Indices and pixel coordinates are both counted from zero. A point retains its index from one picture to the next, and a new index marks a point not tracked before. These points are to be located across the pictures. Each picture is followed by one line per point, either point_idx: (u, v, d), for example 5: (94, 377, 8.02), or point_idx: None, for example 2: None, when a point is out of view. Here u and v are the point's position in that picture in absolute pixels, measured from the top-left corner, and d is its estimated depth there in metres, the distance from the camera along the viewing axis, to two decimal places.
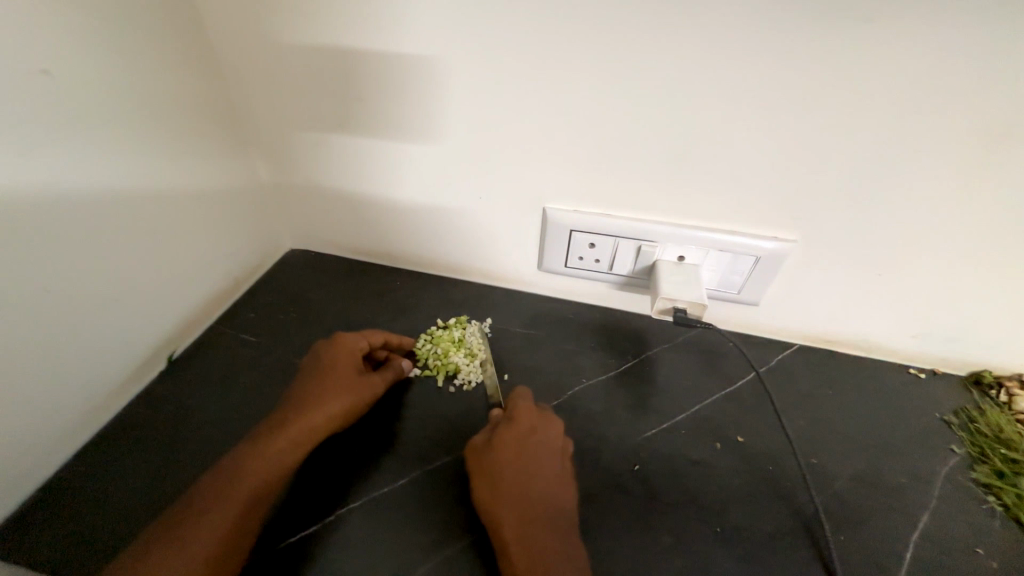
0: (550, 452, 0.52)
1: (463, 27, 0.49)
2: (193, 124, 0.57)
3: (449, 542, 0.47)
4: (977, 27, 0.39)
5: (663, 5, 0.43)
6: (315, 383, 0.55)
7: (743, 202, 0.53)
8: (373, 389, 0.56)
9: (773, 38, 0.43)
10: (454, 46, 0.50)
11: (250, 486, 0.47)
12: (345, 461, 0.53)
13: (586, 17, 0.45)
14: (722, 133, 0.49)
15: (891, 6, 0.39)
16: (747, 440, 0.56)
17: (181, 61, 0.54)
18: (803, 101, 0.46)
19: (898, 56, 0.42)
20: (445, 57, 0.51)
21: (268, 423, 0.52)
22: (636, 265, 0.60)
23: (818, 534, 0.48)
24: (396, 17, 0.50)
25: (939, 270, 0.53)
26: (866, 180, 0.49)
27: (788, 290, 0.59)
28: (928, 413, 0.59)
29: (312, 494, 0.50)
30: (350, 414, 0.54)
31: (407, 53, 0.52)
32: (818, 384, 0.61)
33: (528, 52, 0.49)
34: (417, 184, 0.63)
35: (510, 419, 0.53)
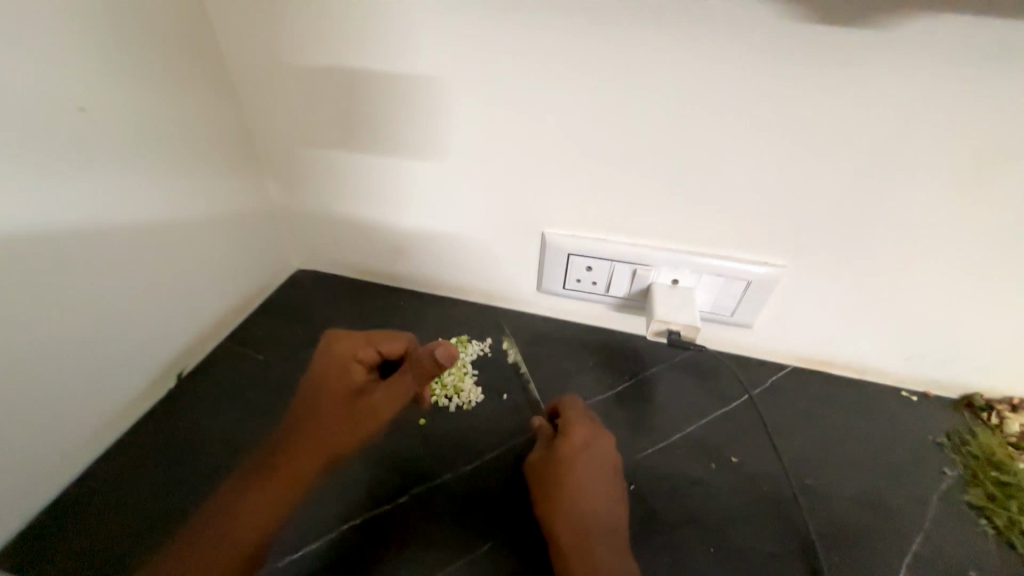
0: (604, 467, 0.53)
1: (470, 62, 0.52)
2: (210, 149, 0.60)
3: (449, 560, 0.48)
4: (947, 67, 0.42)
5: (655, 45, 0.46)
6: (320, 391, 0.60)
7: (733, 228, 0.56)
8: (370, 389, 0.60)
9: (757, 76, 0.46)
10: (460, 79, 0.53)
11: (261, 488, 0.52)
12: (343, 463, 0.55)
13: (584, 55, 0.49)
14: (711, 163, 0.52)
15: (866, 48, 0.43)
16: (743, 461, 0.56)
17: (202, 92, 0.58)
18: (787, 134, 0.48)
19: (875, 91, 0.44)
20: (450, 89, 0.54)
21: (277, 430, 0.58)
22: (632, 288, 0.62)
23: (814, 556, 0.49)
24: (406, 50, 0.53)
25: (925, 293, 0.55)
26: (849, 208, 0.51)
27: (780, 312, 0.61)
28: (921, 435, 0.60)
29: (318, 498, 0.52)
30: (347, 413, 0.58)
31: (416, 83, 0.55)
32: (813, 405, 0.62)
33: (528, 85, 0.52)
34: (420, 207, 0.65)
35: (564, 433, 0.55)
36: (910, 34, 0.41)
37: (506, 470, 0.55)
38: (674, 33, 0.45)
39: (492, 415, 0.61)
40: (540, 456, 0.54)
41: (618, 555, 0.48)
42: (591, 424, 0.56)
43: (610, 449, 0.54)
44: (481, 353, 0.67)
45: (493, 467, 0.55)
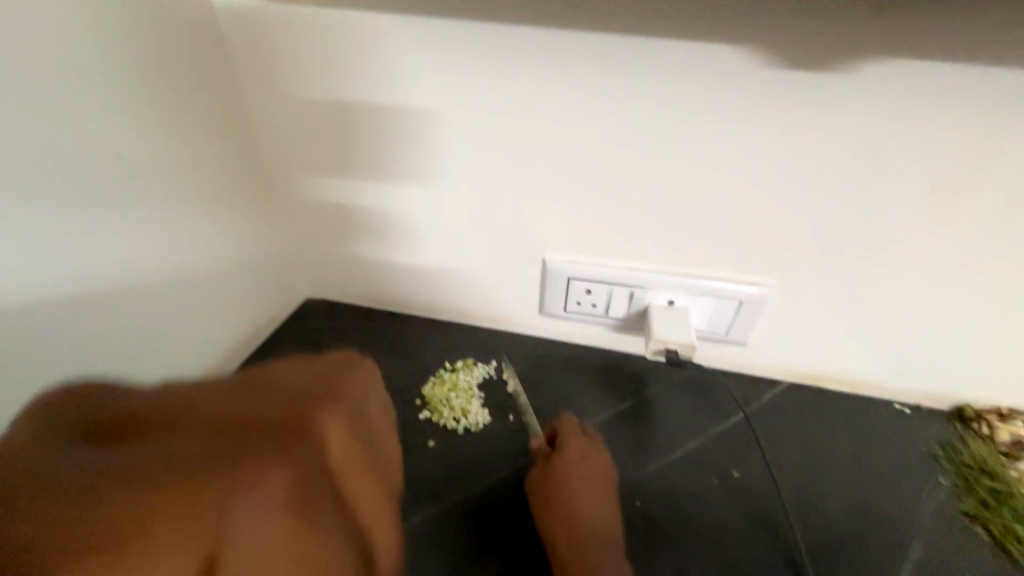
0: (598, 477, 0.55)
1: (474, 100, 0.56)
2: (226, 184, 0.63)
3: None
4: (908, 101, 0.46)
5: (644, 84, 0.51)
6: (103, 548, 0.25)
7: (723, 250, 0.59)
8: (260, 500, 0.29)
9: (738, 111, 0.50)
10: (464, 116, 0.57)
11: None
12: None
13: (579, 94, 0.53)
14: (699, 190, 0.56)
15: (834, 85, 0.47)
16: (743, 475, 0.58)
17: (222, 132, 0.62)
18: (768, 162, 0.52)
19: (845, 123, 0.49)
20: (455, 125, 0.58)
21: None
22: (630, 309, 0.65)
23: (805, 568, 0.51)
24: (414, 92, 0.57)
25: (907, 307, 0.58)
26: (830, 229, 0.55)
27: (772, 329, 0.63)
28: (915, 447, 0.62)
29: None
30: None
31: (424, 121, 0.59)
32: (810, 420, 0.64)
33: (528, 121, 0.56)
34: (426, 235, 0.68)
35: (559, 448, 0.57)
36: (871, 76, 0.46)
37: (514, 490, 0.56)
38: (661, 74, 0.50)
39: (498, 437, 0.62)
40: (538, 471, 0.56)
41: (615, 562, 0.49)
42: (587, 438, 0.59)
43: (604, 460, 0.57)
44: (487, 376, 0.69)
45: (502, 487, 0.57)
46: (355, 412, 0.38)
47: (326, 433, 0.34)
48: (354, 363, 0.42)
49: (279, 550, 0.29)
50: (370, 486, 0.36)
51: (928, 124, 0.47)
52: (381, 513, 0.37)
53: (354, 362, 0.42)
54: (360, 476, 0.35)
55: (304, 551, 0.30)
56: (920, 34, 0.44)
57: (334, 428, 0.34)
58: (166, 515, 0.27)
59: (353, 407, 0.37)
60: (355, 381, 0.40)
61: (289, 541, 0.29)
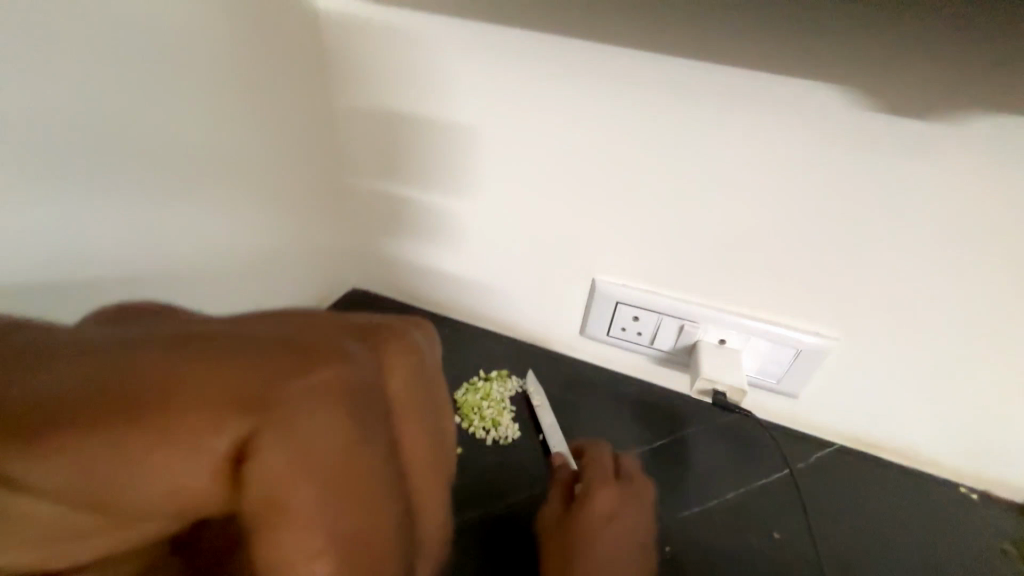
0: (625, 541, 0.48)
1: (553, 110, 0.55)
2: (289, 153, 0.61)
3: None
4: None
5: (737, 110, 0.49)
6: (138, 438, 0.21)
7: (787, 294, 0.56)
8: (304, 441, 0.23)
9: (833, 151, 0.47)
10: (540, 123, 0.56)
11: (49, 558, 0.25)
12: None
13: (662, 116, 0.51)
14: (774, 229, 0.53)
15: (949, 136, 0.44)
16: (784, 537, 0.54)
17: (294, 98, 0.59)
18: (855, 209, 0.49)
19: (954, 176, 0.45)
20: (528, 133, 0.57)
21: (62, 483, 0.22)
22: (677, 343, 0.62)
23: None
24: (494, 93, 0.56)
25: (994, 385, 0.53)
26: (914, 289, 0.51)
27: (831, 385, 0.59)
28: (983, 538, 0.56)
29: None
30: (249, 509, 0.22)
31: (496, 123, 0.58)
32: (861, 489, 0.59)
33: (605, 139, 0.55)
34: (475, 238, 0.67)
35: (585, 497, 0.50)
36: (985, 131, 0.43)
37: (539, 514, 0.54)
38: (755, 104, 0.48)
39: (527, 455, 0.60)
40: (556, 514, 0.51)
41: None
42: (618, 489, 0.51)
43: (636, 522, 0.49)
44: (521, 390, 0.66)
45: (525, 509, 0.55)
46: (369, 398, 0.25)
47: (389, 371, 0.27)
48: (407, 336, 0.29)
49: (333, 506, 0.23)
50: (426, 480, 0.29)
51: None
52: (432, 494, 0.29)
53: (405, 331, 0.29)
54: (415, 440, 0.28)
55: (357, 517, 0.24)
56: None
57: (397, 381, 0.28)
58: (168, 449, 0.22)
59: (369, 410, 0.25)
60: (395, 359, 0.28)
61: (341, 499, 0.23)
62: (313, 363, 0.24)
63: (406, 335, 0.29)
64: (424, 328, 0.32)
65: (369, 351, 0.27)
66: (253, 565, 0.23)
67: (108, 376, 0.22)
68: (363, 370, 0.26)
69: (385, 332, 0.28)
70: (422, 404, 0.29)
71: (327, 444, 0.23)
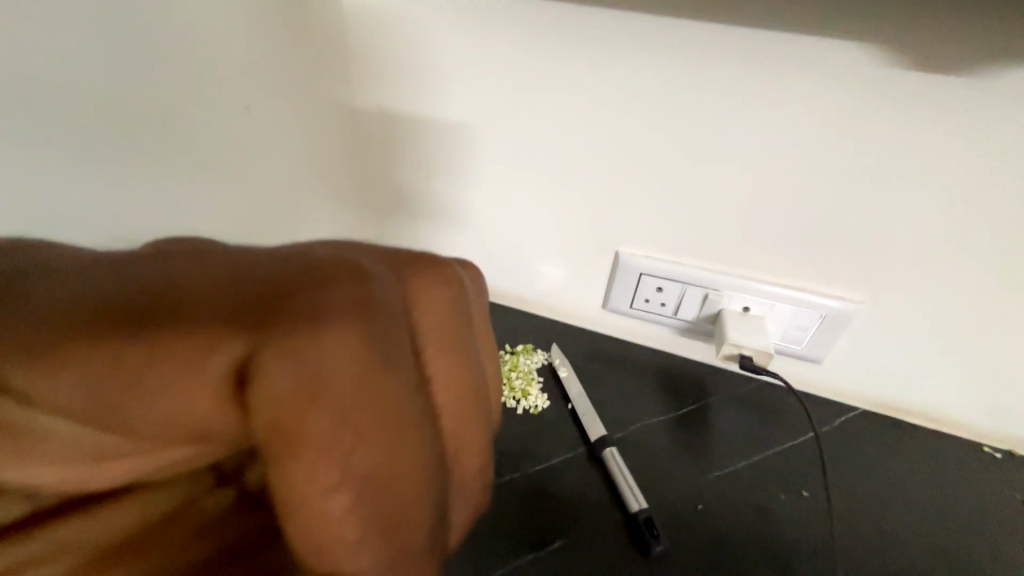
0: None
1: (574, 81, 0.55)
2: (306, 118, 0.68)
3: (524, 551, 0.49)
4: None
5: (763, 71, 0.48)
6: (161, 365, 0.28)
7: (811, 258, 0.56)
8: (315, 365, 0.28)
9: (861, 110, 0.47)
10: (563, 95, 0.56)
11: (80, 472, 0.34)
12: (348, 571, 0.30)
13: (685, 82, 0.51)
14: (799, 192, 0.53)
15: (978, 92, 0.44)
16: (815, 495, 0.55)
17: (303, 68, 0.64)
18: (881, 169, 0.49)
19: (982, 130, 0.45)
20: (550, 105, 0.57)
21: (81, 402, 0.30)
22: (701, 312, 0.63)
23: None
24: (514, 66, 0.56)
25: (1018, 343, 0.54)
26: (939, 249, 0.51)
27: (855, 349, 0.60)
28: (1009, 495, 0.57)
29: (201, 502, 0.38)
30: (271, 422, 0.28)
31: (518, 95, 0.58)
32: (887, 450, 0.60)
33: (629, 107, 0.55)
34: (497, 213, 0.68)
35: None
36: (1012, 86, 0.43)
37: (573, 477, 0.55)
38: (781, 65, 0.48)
39: (557, 422, 0.61)
40: None
41: None
42: None
43: None
44: (546, 362, 0.67)
45: (560, 471, 0.56)
46: (390, 327, 0.31)
47: (422, 307, 0.34)
48: (442, 270, 0.36)
49: (359, 420, 0.29)
50: (455, 402, 0.35)
51: None
52: (467, 410, 0.36)
53: (436, 265, 0.36)
54: (447, 361, 0.35)
55: (379, 428, 0.30)
56: None
57: (430, 313, 0.34)
58: (161, 376, 0.28)
59: (387, 334, 0.31)
60: (425, 289, 0.35)
61: (362, 415, 0.29)
62: (327, 299, 0.29)
63: (441, 271, 0.36)
64: (469, 268, 0.40)
65: (395, 278, 0.33)
66: (281, 471, 0.29)
67: (132, 318, 0.28)
68: (346, 291, 0.30)
69: (416, 260, 0.36)
70: (450, 335, 0.35)
71: (345, 368, 0.29)
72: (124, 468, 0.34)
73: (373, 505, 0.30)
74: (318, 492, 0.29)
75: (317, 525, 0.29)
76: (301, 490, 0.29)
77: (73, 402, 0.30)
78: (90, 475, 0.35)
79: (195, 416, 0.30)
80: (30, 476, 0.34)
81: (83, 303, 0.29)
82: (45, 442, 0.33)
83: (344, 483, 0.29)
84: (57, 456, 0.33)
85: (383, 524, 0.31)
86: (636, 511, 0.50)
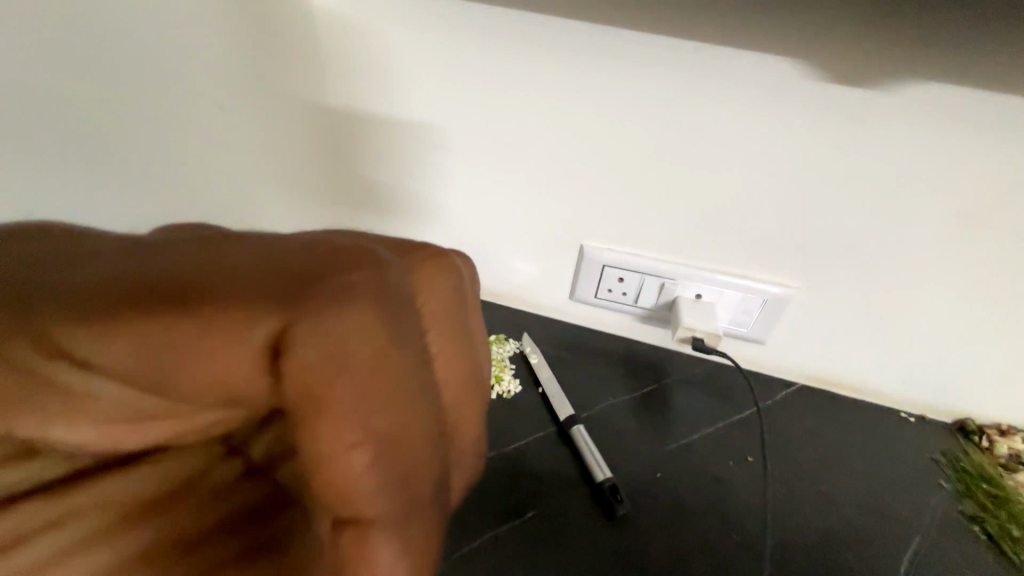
0: None
1: (538, 84, 0.59)
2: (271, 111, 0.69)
3: (499, 522, 0.53)
4: (950, 120, 0.50)
5: (705, 78, 0.54)
6: (216, 336, 0.35)
7: (752, 250, 0.63)
8: (338, 334, 0.34)
9: (790, 115, 0.54)
10: (528, 96, 0.60)
11: (120, 433, 0.43)
12: (365, 519, 0.34)
13: (639, 86, 0.56)
14: (742, 188, 0.59)
15: (883, 101, 0.51)
16: (759, 460, 0.61)
17: (263, 59, 0.64)
18: (808, 168, 0.56)
19: (889, 134, 0.52)
20: (517, 105, 0.61)
21: (126, 367, 0.37)
22: (659, 300, 0.68)
23: (803, 550, 0.54)
24: (482, 69, 0.60)
25: (924, 319, 0.62)
26: (858, 238, 0.59)
27: (792, 330, 0.67)
28: (920, 452, 0.65)
29: (214, 470, 0.47)
30: (305, 385, 0.35)
31: (487, 97, 0.61)
32: (821, 419, 0.68)
33: (588, 109, 0.59)
34: (469, 209, 0.71)
35: None
36: (909, 96, 0.50)
37: (545, 454, 0.59)
38: (720, 74, 0.53)
39: (528, 405, 0.64)
40: None
41: None
42: None
43: None
44: (518, 350, 0.71)
45: (532, 450, 0.60)
46: (401, 311, 0.38)
47: (424, 296, 0.40)
48: (439, 264, 0.42)
49: (371, 379, 0.35)
50: (452, 378, 0.41)
51: (971, 142, 0.51)
52: (463, 386, 0.41)
53: (436, 261, 0.42)
54: (444, 342, 0.40)
55: (392, 389, 0.35)
56: (957, 66, 0.48)
57: (432, 302, 0.40)
58: (211, 340, 0.36)
59: (397, 318, 0.37)
60: (428, 279, 0.41)
61: (378, 379, 0.35)
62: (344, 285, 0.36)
63: (437, 265, 0.42)
64: (465, 260, 0.47)
65: (403, 266, 0.40)
66: (314, 428, 0.34)
67: (188, 302, 0.35)
68: (367, 275, 0.37)
69: (419, 251, 0.42)
70: (450, 321, 0.41)
71: (363, 340, 0.35)
72: (156, 432, 0.43)
73: (390, 457, 0.35)
74: (338, 441, 0.34)
75: (341, 474, 0.34)
76: (327, 444, 0.34)
77: (109, 364, 0.38)
78: (127, 437, 0.43)
79: (239, 381, 0.37)
80: (70, 439, 0.42)
81: (112, 280, 0.37)
82: (92, 405, 0.40)
83: (364, 437, 0.34)
84: (101, 418, 0.41)
85: (399, 476, 0.35)
86: (601, 481, 0.55)
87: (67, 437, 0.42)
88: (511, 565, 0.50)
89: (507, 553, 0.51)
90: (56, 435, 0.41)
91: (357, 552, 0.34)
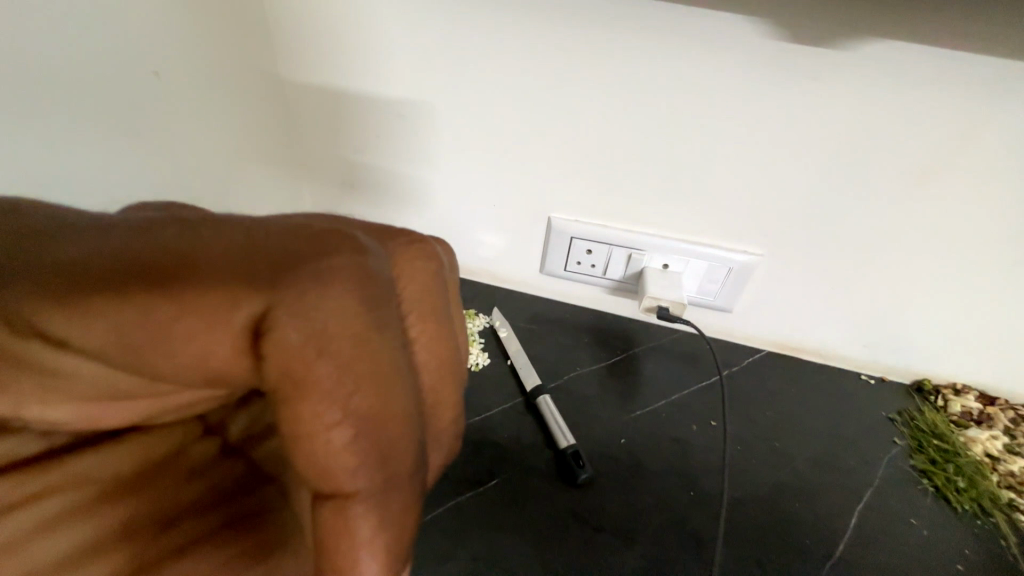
0: None
1: (501, 51, 0.57)
2: (251, 78, 0.64)
3: (462, 490, 0.54)
4: (912, 82, 0.50)
5: (669, 43, 0.53)
6: (167, 303, 0.27)
7: (717, 219, 0.63)
8: (311, 307, 0.27)
9: (754, 79, 0.53)
10: (492, 65, 0.59)
11: (105, 410, 0.35)
12: (346, 492, 0.29)
13: (604, 51, 0.55)
14: (706, 158, 0.59)
15: (846, 63, 0.50)
16: (722, 424, 0.63)
17: (240, 26, 0.61)
18: (771, 132, 0.55)
19: (850, 95, 0.52)
20: (481, 72, 0.59)
21: (89, 338, 0.29)
22: (627, 271, 0.69)
23: (760, 506, 0.56)
24: (445, 36, 0.58)
25: (885, 283, 0.63)
26: (821, 202, 0.59)
27: (757, 297, 0.68)
28: (877, 412, 0.68)
29: (189, 450, 0.41)
30: (278, 365, 0.28)
31: (450, 65, 0.60)
32: (783, 383, 0.69)
33: (551, 75, 0.57)
34: (437, 181, 0.70)
35: None
36: (870, 58, 0.49)
37: (511, 424, 0.60)
38: (684, 37, 0.52)
39: (496, 378, 0.65)
40: None
41: None
42: None
43: None
44: (488, 324, 0.71)
45: (499, 420, 0.60)
46: (384, 289, 0.30)
47: (403, 274, 0.33)
48: (423, 244, 0.34)
49: (351, 357, 0.28)
50: (434, 361, 0.34)
51: (935, 104, 0.50)
52: (450, 375, 0.35)
53: (420, 240, 0.34)
54: (426, 324, 0.33)
55: (377, 369, 0.29)
56: (922, 27, 0.47)
57: (411, 284, 0.33)
58: (154, 303, 0.27)
59: (381, 296, 0.30)
60: (407, 258, 0.33)
61: (358, 359, 0.28)
62: (320, 256, 0.28)
63: (420, 243, 0.34)
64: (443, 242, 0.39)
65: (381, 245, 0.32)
66: (287, 407, 0.28)
67: (139, 255, 0.27)
68: (343, 247, 0.29)
69: (399, 232, 0.34)
70: (432, 303, 0.34)
71: (341, 316, 0.28)
72: (137, 409, 0.35)
73: (373, 437, 0.29)
74: (315, 419, 0.28)
75: (318, 454, 0.29)
76: (301, 423, 0.28)
77: (74, 337, 0.29)
78: (113, 413, 0.35)
79: (195, 353, 0.29)
80: (43, 415, 0.33)
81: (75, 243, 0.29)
82: (56, 379, 0.32)
83: (346, 415, 0.28)
84: (74, 394, 0.33)
85: (381, 457, 0.30)
86: (565, 447, 0.56)
87: (34, 413, 0.33)
88: (475, 528, 0.51)
89: (469, 519, 0.52)
90: (22, 409, 0.33)
91: (338, 522, 0.30)
